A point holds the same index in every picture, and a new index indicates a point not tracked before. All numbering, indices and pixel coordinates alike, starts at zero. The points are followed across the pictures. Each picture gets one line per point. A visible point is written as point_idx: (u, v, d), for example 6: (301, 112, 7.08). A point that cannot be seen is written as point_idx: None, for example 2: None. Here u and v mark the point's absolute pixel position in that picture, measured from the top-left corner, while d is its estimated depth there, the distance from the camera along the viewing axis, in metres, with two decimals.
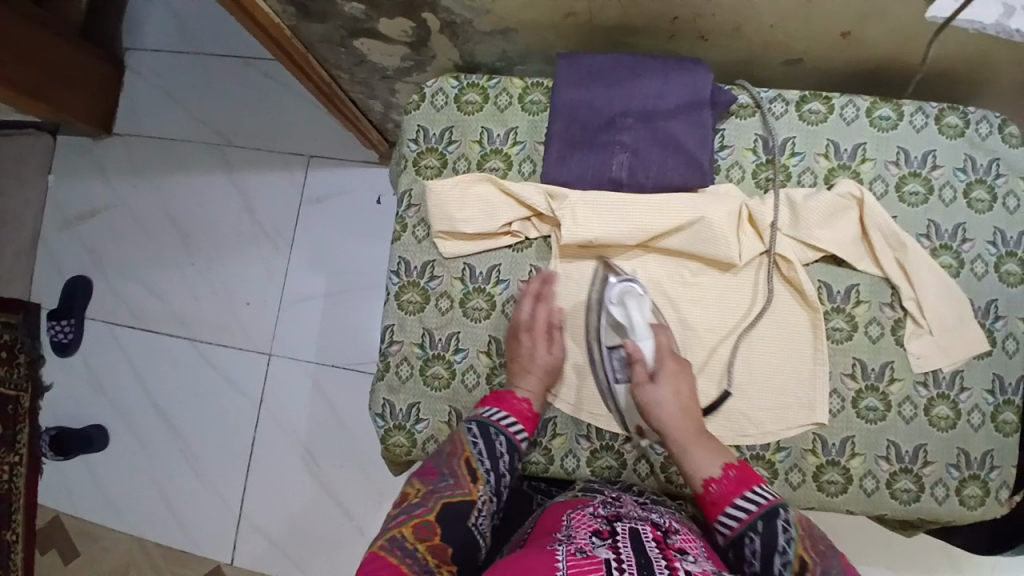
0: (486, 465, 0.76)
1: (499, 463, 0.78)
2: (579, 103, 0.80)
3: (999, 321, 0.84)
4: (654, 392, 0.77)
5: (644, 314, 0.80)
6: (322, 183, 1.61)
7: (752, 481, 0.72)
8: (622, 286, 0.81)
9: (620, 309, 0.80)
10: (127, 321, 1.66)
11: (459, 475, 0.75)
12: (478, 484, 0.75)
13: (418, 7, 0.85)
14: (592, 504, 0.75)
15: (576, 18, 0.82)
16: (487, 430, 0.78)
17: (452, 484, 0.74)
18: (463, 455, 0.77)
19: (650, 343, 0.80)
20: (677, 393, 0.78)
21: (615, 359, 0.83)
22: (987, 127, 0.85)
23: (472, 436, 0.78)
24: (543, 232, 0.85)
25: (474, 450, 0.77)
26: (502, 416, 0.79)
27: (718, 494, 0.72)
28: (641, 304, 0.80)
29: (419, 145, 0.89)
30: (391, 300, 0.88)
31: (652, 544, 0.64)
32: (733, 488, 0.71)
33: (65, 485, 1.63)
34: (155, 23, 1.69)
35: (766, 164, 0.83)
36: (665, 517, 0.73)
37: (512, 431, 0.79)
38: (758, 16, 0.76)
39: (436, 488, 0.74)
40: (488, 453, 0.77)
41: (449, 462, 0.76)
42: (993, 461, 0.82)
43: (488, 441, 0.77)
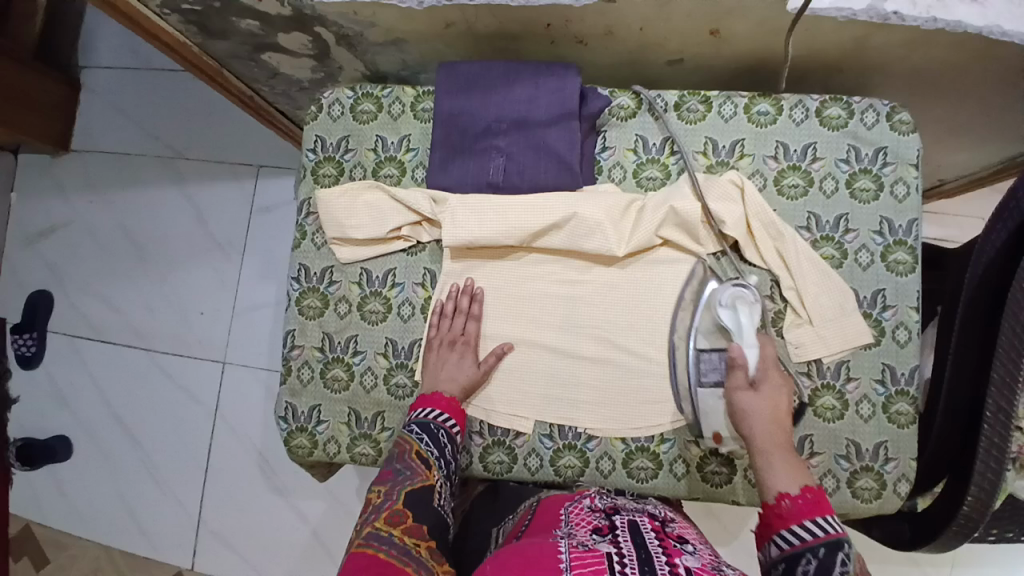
0: (436, 453, 0.77)
1: (446, 450, 0.79)
2: (458, 110, 0.84)
3: (886, 311, 0.83)
4: (750, 399, 0.74)
5: (753, 318, 0.76)
6: (270, 193, 1.64)
7: (827, 509, 0.65)
8: (734, 290, 0.77)
9: (729, 312, 0.77)
10: (87, 333, 1.70)
11: (415, 466, 0.76)
12: (433, 469, 0.76)
13: (309, 22, 0.88)
14: (590, 496, 0.79)
15: (457, 27, 0.84)
16: (429, 427, 0.78)
17: (410, 474, 0.75)
18: (412, 449, 0.77)
19: (755, 351, 0.76)
20: (774, 406, 0.73)
21: (709, 361, 0.78)
22: (874, 116, 0.84)
23: (415, 433, 0.78)
24: (434, 236, 0.88)
25: (423, 444, 0.77)
26: (435, 413, 0.80)
27: (788, 510, 0.66)
28: (752, 310, 0.77)
29: (317, 154, 0.92)
30: (292, 306, 0.91)
31: (652, 535, 0.66)
32: (806, 510, 0.65)
33: (33, 495, 1.67)
34: (106, 41, 1.73)
35: (645, 162, 0.86)
36: (660, 509, 0.78)
37: (448, 425, 0.80)
38: (624, 19, 0.79)
39: (396, 481, 0.74)
40: (435, 445, 0.78)
41: (401, 457, 0.76)
42: (887, 453, 0.82)
43: (432, 435, 0.78)
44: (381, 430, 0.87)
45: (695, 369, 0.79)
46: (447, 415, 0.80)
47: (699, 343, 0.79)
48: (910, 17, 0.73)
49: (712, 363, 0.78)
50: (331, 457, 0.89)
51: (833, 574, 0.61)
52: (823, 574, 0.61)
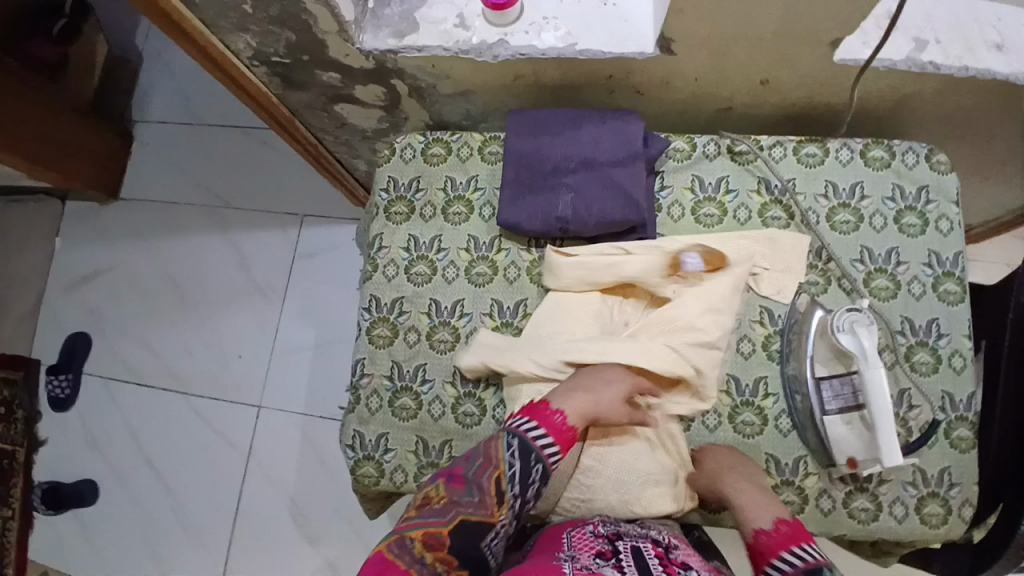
0: (515, 489, 0.74)
1: (529, 488, 0.75)
2: (527, 151, 0.90)
3: (942, 338, 0.86)
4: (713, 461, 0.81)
5: (875, 342, 0.79)
6: (313, 240, 1.70)
7: (803, 540, 0.71)
8: (851, 314, 0.80)
9: (849, 337, 0.80)
10: (125, 375, 1.71)
11: (487, 494, 0.73)
12: (501, 508, 0.73)
13: (388, 75, 0.96)
14: (593, 522, 0.77)
15: (524, 79, 0.92)
16: (528, 453, 0.75)
17: (478, 502, 0.72)
18: (496, 470, 0.74)
19: (881, 373, 0.77)
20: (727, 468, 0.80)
21: (830, 389, 0.81)
22: (914, 157, 0.91)
23: (511, 454, 0.75)
24: (506, 268, 0.93)
25: (508, 470, 0.74)
26: (540, 435, 0.77)
27: (765, 545, 0.73)
28: (872, 334, 0.79)
29: (389, 194, 0.98)
30: (362, 335, 0.94)
31: (654, 560, 0.69)
32: (782, 542, 0.72)
33: (54, 543, 1.62)
34: (163, 98, 1.84)
35: (702, 201, 0.92)
36: (662, 533, 0.77)
37: (546, 451, 0.77)
38: (681, 71, 0.87)
39: (459, 499, 0.72)
40: (520, 477, 0.74)
41: (478, 475, 0.74)
42: (951, 478, 0.83)
43: (523, 466, 0.75)
44: (449, 457, 0.89)
45: (817, 395, 0.82)
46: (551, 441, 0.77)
47: (817, 371, 0.82)
48: (944, 66, 0.81)
49: (834, 389, 0.81)
50: (397, 487, 0.89)
51: None
52: None
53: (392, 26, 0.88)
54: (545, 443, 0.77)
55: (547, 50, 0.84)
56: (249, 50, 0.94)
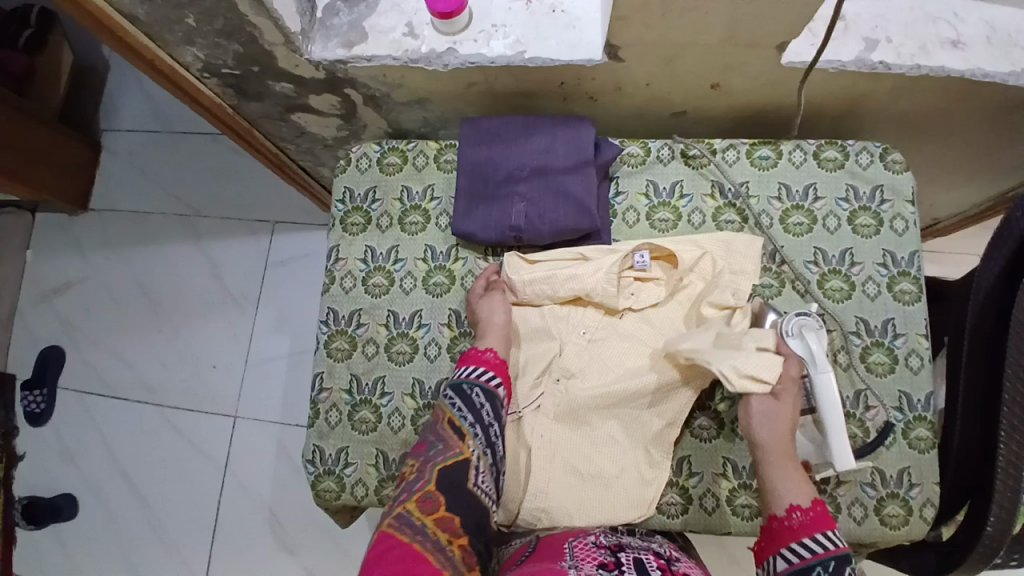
0: (470, 421, 0.78)
1: (483, 416, 0.79)
2: (481, 160, 0.90)
3: (898, 339, 0.87)
4: (772, 405, 0.77)
5: (822, 345, 0.79)
6: (286, 247, 1.69)
7: (832, 524, 0.71)
8: (799, 319, 0.81)
9: (797, 341, 0.80)
10: (98, 389, 1.70)
11: (448, 438, 0.77)
12: (467, 440, 0.76)
13: (341, 85, 0.95)
14: (594, 534, 0.78)
15: (477, 86, 0.92)
16: (462, 389, 0.80)
17: (444, 448, 0.76)
18: (445, 418, 0.78)
19: (830, 377, 0.78)
20: (785, 421, 0.77)
21: None
22: (868, 157, 0.91)
23: (448, 398, 0.80)
24: (461, 278, 0.93)
25: (455, 411, 0.79)
26: (479, 372, 0.81)
27: (798, 522, 0.71)
28: (818, 337, 0.80)
29: (345, 205, 0.97)
30: (321, 348, 0.93)
31: (655, 571, 0.68)
32: (815, 523, 0.71)
33: (30, 560, 1.60)
34: (130, 107, 1.82)
35: (658, 206, 0.92)
36: (664, 547, 0.77)
37: (486, 381, 0.81)
38: (632, 76, 0.87)
39: (428, 457, 0.75)
40: (468, 409, 0.78)
41: (434, 429, 0.78)
42: (911, 479, 0.83)
43: (466, 400, 0.79)
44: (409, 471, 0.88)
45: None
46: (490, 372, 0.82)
47: None
48: (895, 66, 0.81)
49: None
50: (358, 500, 0.89)
51: None
52: None
53: (341, 36, 0.88)
54: (487, 377, 0.81)
55: (496, 59, 0.84)
56: (199, 62, 0.92)
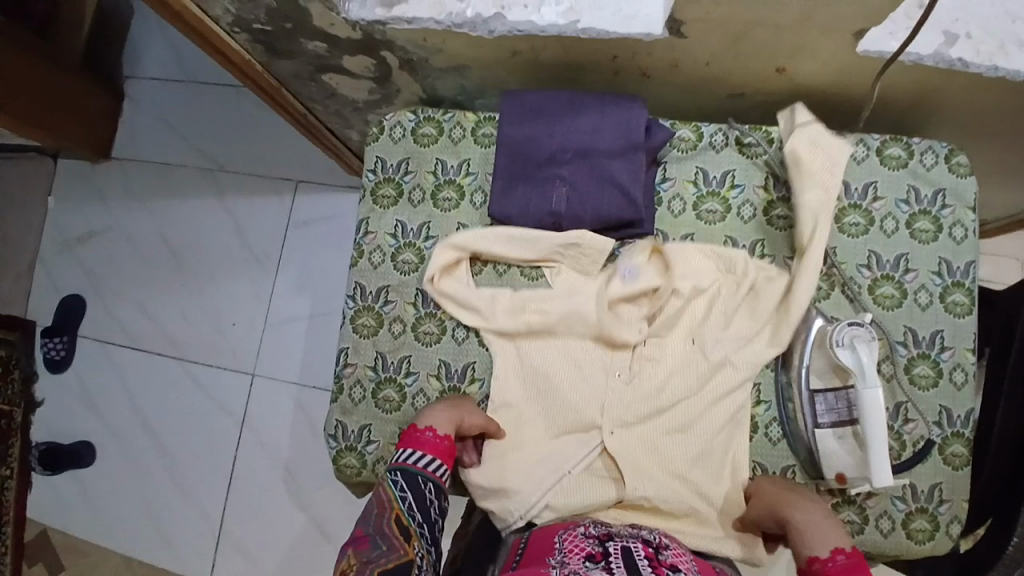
0: (418, 520, 0.75)
1: (430, 512, 0.77)
2: (523, 138, 0.86)
3: (945, 352, 0.82)
4: (773, 483, 0.78)
5: (874, 359, 0.75)
6: (308, 207, 1.66)
7: (870, 572, 0.68)
8: (850, 329, 0.76)
9: (849, 353, 0.76)
10: (119, 339, 1.71)
11: (392, 538, 0.72)
12: (412, 542, 0.73)
13: (376, 46, 0.89)
14: (584, 525, 0.75)
15: (522, 56, 0.86)
16: (416, 479, 0.77)
17: (387, 549, 0.71)
18: (393, 512, 0.74)
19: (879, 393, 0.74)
20: (802, 483, 0.76)
21: (824, 402, 0.79)
22: (933, 157, 0.85)
23: (399, 488, 0.76)
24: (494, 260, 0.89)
25: (404, 505, 0.75)
26: (421, 458, 0.78)
27: (834, 566, 0.69)
28: (871, 350, 0.76)
29: (376, 175, 0.93)
30: (346, 324, 0.91)
31: (644, 561, 0.66)
32: (844, 570, 0.69)
33: (53, 500, 1.65)
34: (153, 53, 1.76)
35: (706, 195, 0.87)
36: (655, 534, 0.74)
37: (436, 472, 0.78)
38: (691, 54, 0.81)
39: (370, 558, 0.70)
40: (418, 505, 0.76)
41: (378, 525, 0.73)
42: (941, 495, 0.81)
43: (416, 493, 0.76)
44: None
45: (810, 407, 0.79)
46: (436, 459, 0.79)
47: (812, 383, 0.79)
48: (973, 64, 0.74)
49: (828, 403, 0.79)
50: (378, 477, 0.89)
51: None
52: None
53: None
54: (431, 464, 0.78)
55: (546, 28, 0.78)
56: (229, 15, 0.88)
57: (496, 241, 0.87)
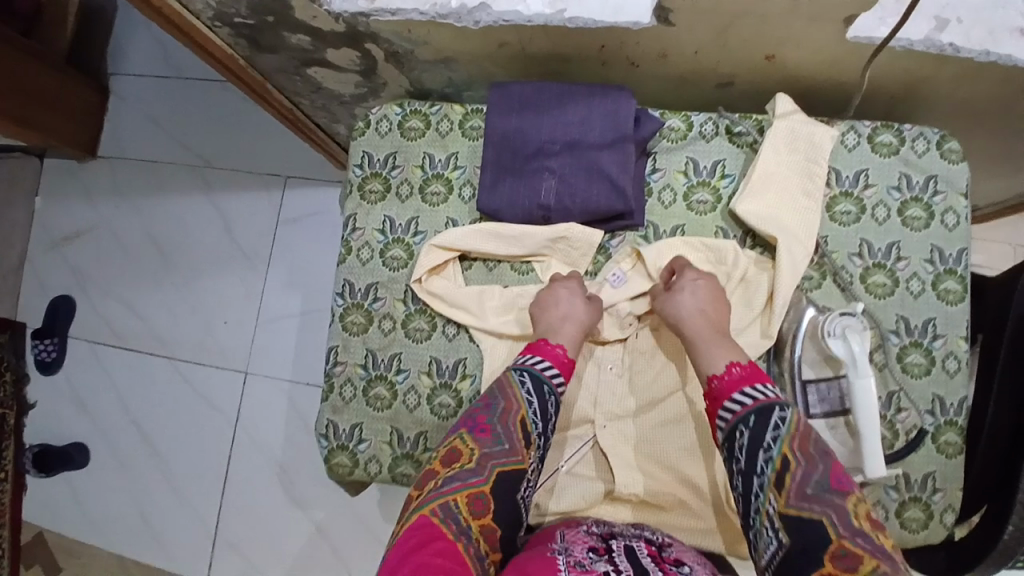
0: (538, 430, 0.72)
1: (548, 425, 0.74)
2: (510, 130, 0.85)
3: (937, 340, 0.82)
4: (674, 297, 0.79)
5: (866, 348, 0.75)
6: (298, 204, 1.64)
7: (757, 381, 0.69)
8: (842, 319, 0.76)
9: (840, 342, 0.76)
10: (110, 339, 1.69)
11: (514, 440, 0.70)
12: (530, 451, 0.71)
13: (360, 39, 0.88)
14: (585, 523, 0.75)
15: (509, 47, 0.85)
16: (542, 388, 0.74)
17: (507, 449, 0.69)
18: (519, 415, 0.72)
19: (870, 382, 0.74)
20: (702, 298, 0.78)
21: (818, 392, 0.78)
22: (924, 144, 0.84)
23: (528, 392, 0.73)
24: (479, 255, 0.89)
25: (530, 411, 0.72)
26: (546, 366, 0.76)
27: (719, 388, 0.70)
28: (861, 339, 0.76)
29: (364, 170, 0.92)
30: (336, 321, 0.90)
31: (648, 558, 0.65)
32: (734, 383, 0.69)
33: (47, 502, 1.64)
34: (137, 49, 1.74)
35: (696, 186, 0.86)
36: (658, 533, 0.74)
37: (552, 380, 0.76)
38: (680, 43, 0.79)
39: (491, 451, 0.69)
40: (540, 416, 0.73)
41: (504, 422, 0.71)
42: (935, 484, 0.81)
43: (541, 401, 0.73)
44: (423, 450, 0.87)
45: (802, 398, 0.78)
46: (555, 370, 0.76)
47: (805, 374, 0.79)
48: (964, 49, 0.74)
49: (820, 393, 0.78)
50: (371, 476, 0.88)
51: (762, 446, 0.63)
52: (754, 444, 0.64)
53: None
54: (549, 370, 0.76)
55: (532, 17, 0.76)
56: (209, 9, 0.87)
57: (484, 239, 0.86)
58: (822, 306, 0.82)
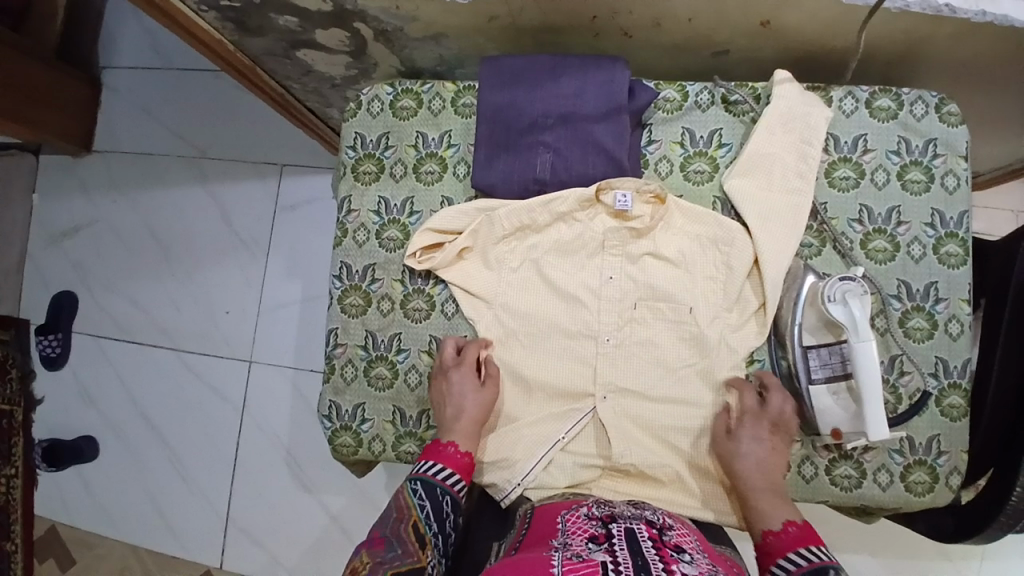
0: (433, 530, 0.72)
1: (444, 526, 0.74)
2: (504, 104, 0.84)
3: (939, 304, 0.82)
4: (735, 445, 0.76)
5: (866, 313, 0.74)
6: (294, 191, 1.63)
7: (814, 541, 0.67)
8: (843, 285, 0.75)
9: (840, 307, 0.75)
10: (114, 333, 1.70)
11: (408, 544, 0.70)
12: (426, 550, 0.71)
13: (349, 18, 0.87)
14: (586, 505, 0.74)
15: (499, 21, 0.84)
16: (433, 491, 0.75)
17: (401, 553, 0.69)
18: (410, 519, 0.72)
19: (871, 345, 0.73)
20: (764, 454, 0.76)
21: (818, 357, 0.78)
22: (923, 107, 0.83)
23: (419, 497, 0.74)
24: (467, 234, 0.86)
25: (422, 513, 0.73)
26: (440, 470, 0.76)
27: (775, 545, 0.69)
28: (862, 303, 0.75)
29: (357, 151, 0.91)
30: (334, 304, 0.90)
31: (648, 544, 0.63)
32: (792, 543, 0.68)
33: (59, 495, 1.67)
34: (127, 41, 1.72)
35: (692, 156, 0.85)
36: (658, 514, 0.73)
37: (454, 487, 0.76)
38: (672, 11, 0.78)
39: (384, 559, 0.68)
40: (434, 516, 0.73)
41: (396, 527, 0.71)
42: (940, 446, 0.81)
43: (433, 504, 0.74)
44: (426, 428, 0.87)
45: (803, 363, 0.79)
46: (455, 473, 0.77)
47: (804, 340, 0.79)
48: (961, 10, 0.72)
49: (822, 358, 0.78)
50: (375, 455, 0.88)
51: None
52: None
53: None
54: (450, 477, 0.76)
55: None
56: None
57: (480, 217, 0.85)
58: (823, 273, 0.82)
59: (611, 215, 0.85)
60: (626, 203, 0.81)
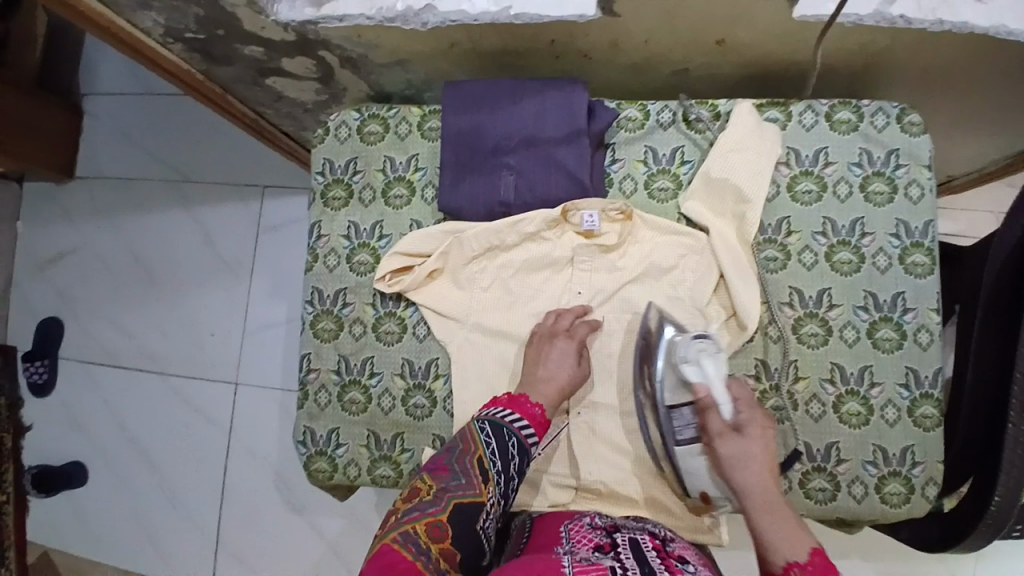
0: (497, 466, 0.73)
1: (511, 465, 0.73)
2: (466, 128, 0.85)
3: (907, 314, 0.82)
4: (740, 444, 0.71)
5: (720, 371, 0.73)
6: (276, 212, 1.64)
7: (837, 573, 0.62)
8: (696, 342, 0.75)
9: (694, 368, 0.74)
10: (100, 358, 1.70)
11: (472, 475, 0.71)
12: (489, 485, 0.72)
13: (313, 47, 0.88)
14: (588, 516, 0.76)
15: (461, 46, 0.85)
16: (501, 431, 0.74)
17: (464, 484, 0.71)
18: (475, 454, 0.73)
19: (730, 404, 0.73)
20: (761, 458, 0.70)
21: (682, 417, 0.76)
22: (884, 119, 0.84)
23: (484, 435, 0.74)
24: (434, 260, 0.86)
25: (487, 449, 0.73)
26: (514, 417, 0.76)
27: None
28: (717, 361, 0.74)
29: (326, 177, 0.92)
30: (307, 329, 0.91)
31: (654, 553, 0.64)
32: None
33: (50, 523, 1.66)
34: (107, 67, 1.73)
35: (656, 173, 0.86)
36: (659, 526, 0.74)
37: (522, 432, 0.76)
38: (629, 32, 0.79)
39: (448, 486, 0.71)
40: (500, 454, 0.73)
41: (461, 460, 0.72)
42: (914, 457, 0.81)
43: (501, 444, 0.73)
44: (401, 451, 0.87)
45: (669, 425, 0.77)
46: (525, 423, 0.76)
47: (667, 399, 0.77)
48: (916, 20, 0.73)
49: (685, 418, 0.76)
50: (352, 480, 0.89)
51: None
52: None
53: None
54: (521, 426, 0.76)
55: (479, 16, 0.76)
56: (160, 28, 0.86)
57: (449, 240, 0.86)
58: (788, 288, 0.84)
59: (580, 236, 0.85)
60: (593, 223, 0.83)
